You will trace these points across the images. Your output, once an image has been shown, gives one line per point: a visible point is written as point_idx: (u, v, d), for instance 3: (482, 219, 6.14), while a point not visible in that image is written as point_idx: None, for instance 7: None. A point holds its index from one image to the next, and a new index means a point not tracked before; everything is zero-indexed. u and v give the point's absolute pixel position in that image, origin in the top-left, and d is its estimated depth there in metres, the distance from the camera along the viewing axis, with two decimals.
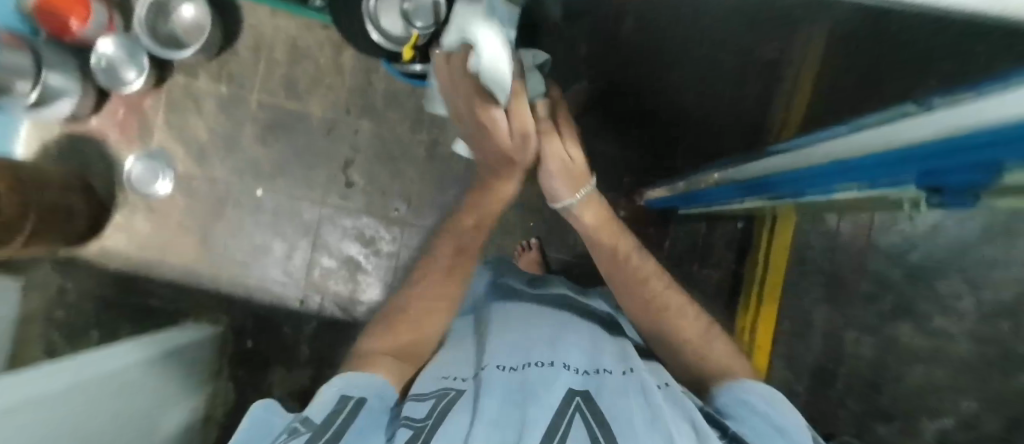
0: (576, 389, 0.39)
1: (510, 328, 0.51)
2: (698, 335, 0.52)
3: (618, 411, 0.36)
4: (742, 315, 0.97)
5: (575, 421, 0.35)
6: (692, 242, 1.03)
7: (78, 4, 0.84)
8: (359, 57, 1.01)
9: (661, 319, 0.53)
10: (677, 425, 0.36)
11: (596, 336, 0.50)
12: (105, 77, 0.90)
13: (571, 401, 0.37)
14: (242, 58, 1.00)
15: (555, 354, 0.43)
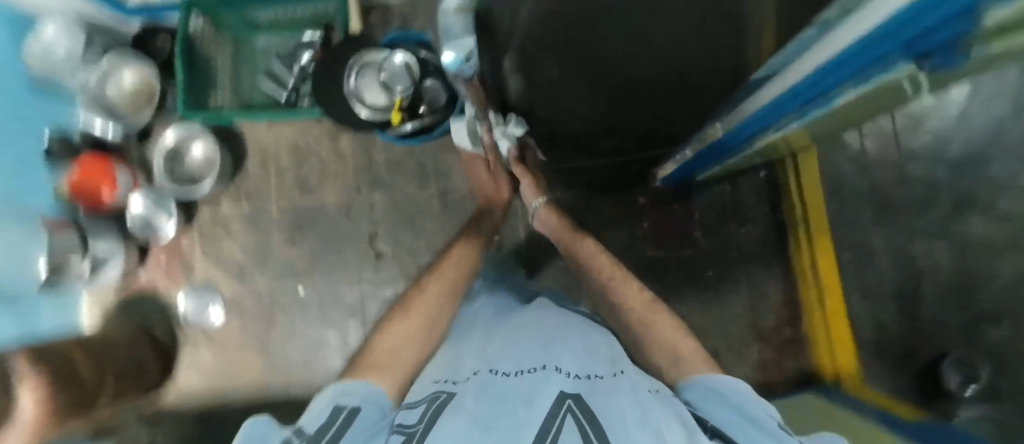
0: (568, 391, 0.36)
1: (509, 331, 0.51)
2: (647, 310, 0.58)
3: (609, 411, 0.33)
4: (799, 255, 0.95)
5: (566, 421, 0.32)
6: (721, 206, 0.99)
7: (105, 176, 0.91)
8: (356, 138, 1.07)
9: (612, 287, 0.62)
10: (670, 425, 0.32)
11: (593, 343, 0.48)
12: (142, 231, 0.98)
13: (562, 404, 0.34)
14: (253, 175, 1.07)
15: (546, 359, 0.42)
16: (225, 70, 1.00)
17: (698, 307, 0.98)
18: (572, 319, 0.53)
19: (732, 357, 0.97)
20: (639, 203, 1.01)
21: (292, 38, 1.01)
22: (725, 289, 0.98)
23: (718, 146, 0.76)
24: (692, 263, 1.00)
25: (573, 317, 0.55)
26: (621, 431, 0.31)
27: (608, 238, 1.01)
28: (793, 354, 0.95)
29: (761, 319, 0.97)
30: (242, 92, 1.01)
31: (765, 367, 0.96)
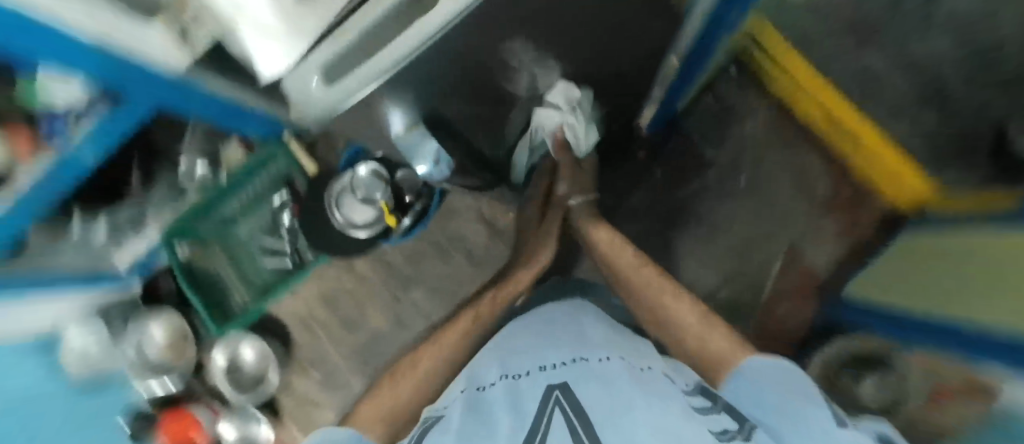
0: (556, 383, 0.35)
1: (501, 342, 0.50)
2: (706, 323, 0.50)
3: (596, 398, 0.31)
4: (811, 120, 0.92)
5: (555, 417, 0.30)
6: (714, 116, 0.98)
7: (191, 425, 0.97)
8: (368, 256, 1.09)
9: (662, 301, 0.55)
10: (672, 403, 0.31)
11: (584, 336, 0.47)
12: None
13: (550, 399, 0.32)
14: (305, 340, 1.10)
15: (529, 362, 0.42)
16: (229, 271, 1.04)
17: (751, 216, 0.96)
18: (580, 321, 0.53)
19: (809, 242, 0.94)
20: (640, 159, 1.00)
21: (263, 211, 1.04)
22: (765, 187, 0.96)
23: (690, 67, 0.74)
24: (721, 181, 0.98)
25: (561, 320, 0.54)
26: (607, 417, 0.29)
27: (632, 203, 1.00)
28: (863, 206, 0.92)
29: (814, 194, 0.94)
30: (253, 280, 1.05)
31: (845, 232, 0.93)
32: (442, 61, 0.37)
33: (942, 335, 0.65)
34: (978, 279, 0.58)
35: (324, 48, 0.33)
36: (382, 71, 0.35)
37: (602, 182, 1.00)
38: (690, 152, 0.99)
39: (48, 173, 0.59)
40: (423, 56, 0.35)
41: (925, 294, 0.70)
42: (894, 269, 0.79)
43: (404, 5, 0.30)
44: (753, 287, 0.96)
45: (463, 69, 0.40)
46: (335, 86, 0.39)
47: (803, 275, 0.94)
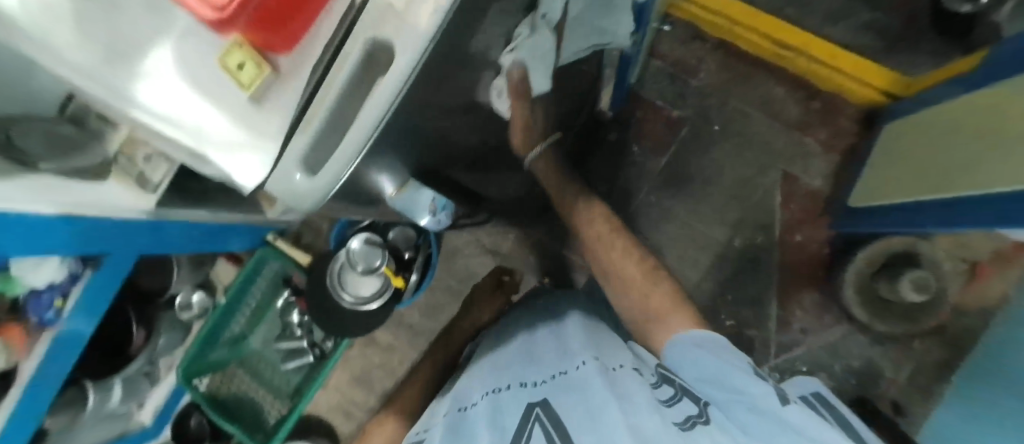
0: (538, 400, 0.46)
1: (496, 358, 0.60)
2: (649, 283, 0.58)
3: (566, 409, 0.43)
4: (757, 51, 0.94)
5: (535, 430, 0.42)
6: (669, 76, 0.99)
7: None
8: (387, 325, 1.07)
9: (615, 272, 0.60)
10: (630, 401, 0.42)
11: (563, 340, 0.57)
12: None
13: (531, 416, 0.44)
14: (352, 428, 1.06)
15: (509, 380, 0.52)
16: (255, 385, 1.02)
17: (737, 158, 0.97)
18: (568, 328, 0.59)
19: (801, 162, 0.95)
20: (613, 138, 1.01)
21: (271, 317, 1.02)
22: (740, 126, 0.96)
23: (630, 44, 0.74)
24: (697, 134, 0.98)
25: (543, 329, 0.63)
26: (584, 428, 0.40)
27: (621, 182, 1.00)
28: (837, 112, 0.93)
29: (789, 116, 0.94)
30: (282, 387, 1.02)
31: (831, 143, 0.93)
32: (410, 145, 0.29)
33: (909, 220, 0.70)
34: (974, 149, 0.60)
35: (296, 146, 0.22)
36: (358, 148, 0.20)
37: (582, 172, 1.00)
38: (658, 118, 1.00)
39: (46, 358, 0.56)
40: (399, 118, 0.22)
41: (908, 181, 0.72)
42: (879, 168, 0.82)
43: (360, 74, 0.20)
44: (764, 224, 0.96)
45: (442, 138, 0.33)
46: (317, 176, 0.21)
47: (806, 197, 0.94)
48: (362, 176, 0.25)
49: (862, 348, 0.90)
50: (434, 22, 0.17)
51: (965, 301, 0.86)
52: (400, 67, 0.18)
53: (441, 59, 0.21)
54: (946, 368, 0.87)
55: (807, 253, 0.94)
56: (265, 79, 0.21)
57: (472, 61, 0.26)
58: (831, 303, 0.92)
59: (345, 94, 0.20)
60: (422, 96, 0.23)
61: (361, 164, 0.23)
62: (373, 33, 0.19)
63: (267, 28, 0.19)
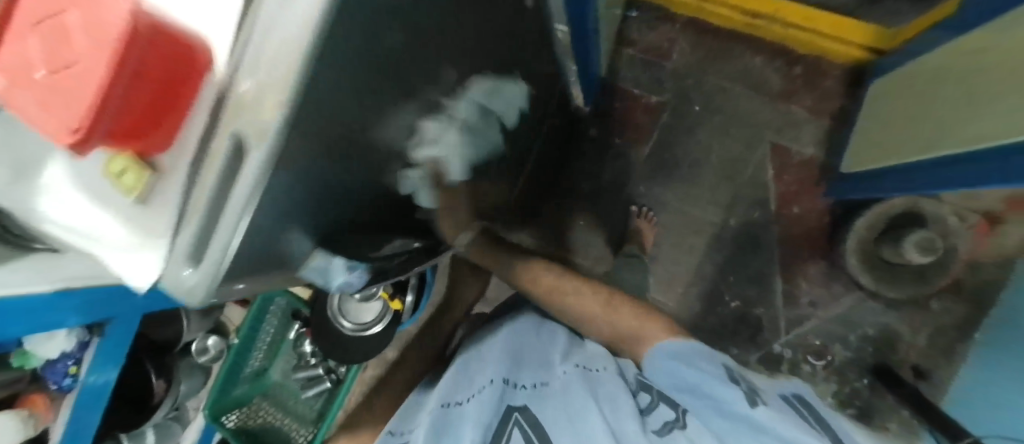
0: (517, 403, 0.51)
1: (479, 351, 0.62)
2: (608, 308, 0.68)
3: (547, 414, 0.48)
4: (729, 23, 0.91)
5: (513, 434, 0.48)
6: (642, 61, 0.96)
7: None
8: (395, 343, 1.10)
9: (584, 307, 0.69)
10: (612, 404, 0.48)
11: (549, 345, 0.61)
12: None
13: (509, 421, 0.49)
14: None
15: (493, 374, 0.55)
16: (281, 414, 1.06)
17: (723, 136, 0.94)
18: (550, 333, 0.65)
19: (790, 131, 0.91)
20: (594, 133, 0.99)
21: (287, 349, 1.06)
22: (722, 103, 0.94)
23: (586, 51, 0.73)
24: (679, 117, 0.96)
25: (528, 323, 0.66)
26: (561, 431, 0.46)
27: (607, 176, 0.99)
28: (822, 75, 0.89)
29: (772, 86, 0.91)
30: (305, 414, 1.05)
31: (819, 108, 0.90)
32: (324, 212, 0.29)
33: (900, 186, 0.67)
34: (959, 102, 0.57)
35: (182, 241, 0.21)
36: (233, 231, 0.20)
37: (567, 170, 0.99)
38: (636, 106, 0.97)
39: (74, 408, 0.60)
40: (280, 197, 0.22)
41: (900, 141, 0.69)
42: (870, 130, 0.78)
43: (224, 166, 0.20)
44: (758, 200, 0.93)
45: (361, 194, 0.34)
46: (201, 266, 0.21)
47: (800, 166, 0.91)
48: (270, 254, 0.25)
49: (875, 314, 0.87)
50: (278, 113, 0.17)
51: (980, 255, 0.82)
52: (255, 161, 0.18)
53: (310, 136, 0.21)
54: (968, 327, 0.83)
55: (808, 223, 0.91)
56: (146, 177, 0.22)
57: (363, 127, 0.27)
58: (839, 272, 0.89)
59: (218, 187, 0.20)
60: (305, 170, 0.23)
61: (252, 245, 0.22)
62: (227, 128, 0.19)
63: (132, 135, 0.20)
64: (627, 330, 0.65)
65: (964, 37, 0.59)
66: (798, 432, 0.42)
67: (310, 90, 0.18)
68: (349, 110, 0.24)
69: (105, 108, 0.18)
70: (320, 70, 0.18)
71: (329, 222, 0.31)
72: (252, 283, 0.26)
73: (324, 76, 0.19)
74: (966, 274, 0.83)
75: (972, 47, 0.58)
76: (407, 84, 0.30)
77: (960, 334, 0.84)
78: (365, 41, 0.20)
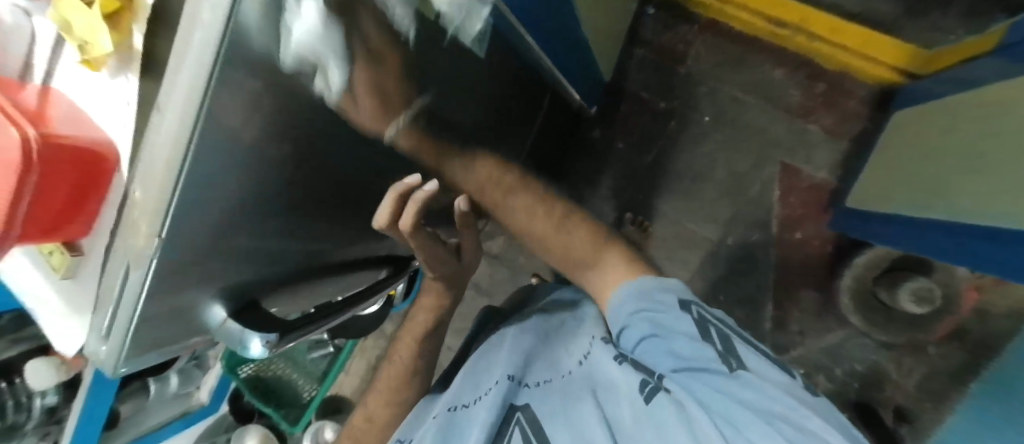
0: (518, 402, 0.44)
1: (487, 345, 0.55)
2: (554, 228, 0.44)
3: (546, 413, 0.41)
4: (749, 29, 0.85)
5: (515, 436, 0.41)
6: (654, 65, 0.92)
7: None
8: (394, 319, 1.18)
9: (530, 230, 0.44)
10: (612, 392, 0.39)
11: (552, 330, 0.54)
12: None
13: (511, 419, 0.42)
14: None
15: (498, 373, 0.47)
16: (292, 370, 1.17)
17: (731, 150, 0.89)
18: (557, 317, 0.56)
19: (804, 152, 0.86)
20: (597, 134, 0.97)
21: None
22: (734, 115, 0.89)
23: (568, 63, 0.71)
24: (686, 126, 0.92)
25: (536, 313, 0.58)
26: (558, 425, 0.40)
27: (608, 179, 0.96)
28: (846, 94, 0.83)
29: (789, 102, 0.86)
30: (312, 371, 1.17)
31: (838, 130, 0.84)
32: (250, 261, 0.33)
33: (910, 228, 0.63)
34: (968, 172, 0.53)
35: (102, 316, 0.26)
36: (132, 311, 0.25)
37: (567, 171, 0.97)
38: (643, 110, 0.94)
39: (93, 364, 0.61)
40: (185, 270, 0.26)
41: (910, 193, 0.64)
42: (883, 165, 0.73)
43: (119, 264, 0.23)
44: (760, 221, 0.89)
45: (287, 248, 0.37)
46: (112, 333, 0.26)
47: (808, 190, 0.86)
48: (186, 312, 0.30)
49: (867, 351, 0.84)
50: (152, 241, 0.21)
51: (990, 302, 0.77)
52: (142, 272, 0.23)
53: (208, 229, 0.25)
54: (961, 373, 0.79)
55: (808, 251, 0.87)
56: (68, 257, 0.28)
57: (280, 188, 0.29)
58: (834, 305, 0.85)
59: (124, 278, 0.24)
60: (211, 246, 0.27)
61: (160, 311, 0.27)
62: (120, 245, 0.23)
63: (47, 232, 0.24)
64: (575, 258, 0.45)
65: (992, 86, 0.53)
66: (788, 399, 0.33)
67: (183, 211, 0.21)
68: (254, 193, 0.27)
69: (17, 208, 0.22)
70: (197, 180, 0.21)
71: (251, 284, 0.35)
72: (172, 341, 0.32)
73: (198, 186, 0.21)
74: (972, 321, 0.78)
75: (999, 97, 0.51)
76: (328, 146, 0.31)
77: (954, 380, 0.80)
78: (245, 150, 0.23)
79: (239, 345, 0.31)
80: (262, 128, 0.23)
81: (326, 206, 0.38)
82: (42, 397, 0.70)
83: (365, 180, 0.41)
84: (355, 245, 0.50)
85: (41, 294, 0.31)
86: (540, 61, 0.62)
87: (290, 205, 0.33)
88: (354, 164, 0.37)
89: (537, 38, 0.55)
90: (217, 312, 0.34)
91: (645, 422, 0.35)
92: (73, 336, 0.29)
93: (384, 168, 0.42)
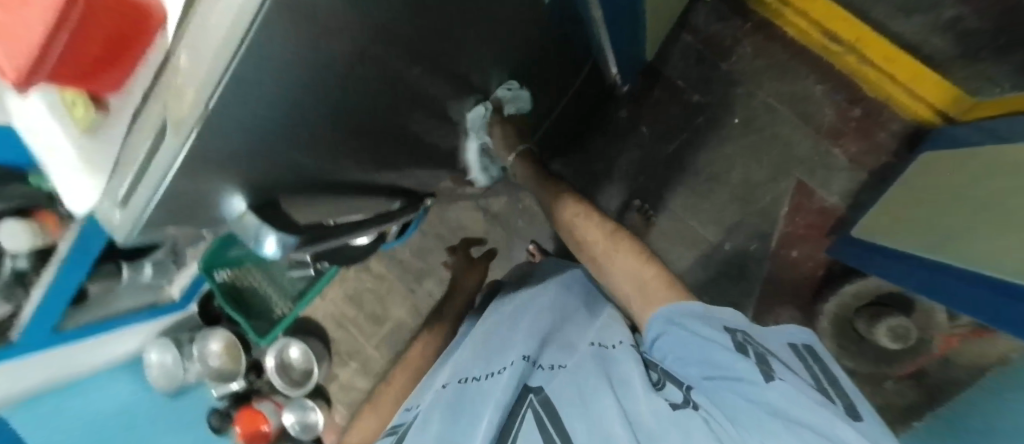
0: (532, 385, 0.44)
1: (506, 327, 0.55)
2: (612, 237, 0.56)
3: (562, 400, 0.41)
4: (806, 38, 0.84)
5: (527, 418, 0.40)
6: (698, 54, 0.90)
7: (257, 418, 1.10)
8: (381, 256, 1.17)
9: (591, 243, 0.57)
10: (627, 390, 0.40)
11: (567, 317, 0.55)
12: (297, 408, 1.16)
13: (525, 401, 0.42)
14: (340, 337, 1.22)
15: (513, 354, 0.47)
16: (266, 282, 1.14)
17: (753, 157, 0.89)
18: (574, 299, 0.58)
19: (822, 174, 0.86)
20: (626, 114, 0.94)
21: None
22: (764, 123, 0.88)
23: (619, 29, 0.67)
24: (714, 124, 0.90)
25: (552, 294, 0.58)
26: (574, 413, 0.39)
27: (625, 162, 0.95)
28: (878, 126, 0.83)
29: (822, 121, 0.85)
30: (287, 289, 1.14)
31: (861, 158, 0.84)
32: (286, 150, 0.30)
33: (931, 284, 0.63)
34: (1004, 226, 0.53)
35: (121, 181, 0.25)
36: (157, 184, 0.22)
37: (587, 147, 0.95)
38: (676, 100, 0.92)
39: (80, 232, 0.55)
40: (223, 149, 0.23)
41: (940, 237, 0.64)
42: (901, 201, 0.73)
43: (155, 131, 0.21)
44: (762, 232, 0.89)
45: (315, 159, 0.35)
46: (128, 205, 0.25)
47: (817, 212, 0.87)
48: (203, 205, 0.28)
49: None
50: (195, 111, 0.18)
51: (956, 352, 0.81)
52: (181, 142, 0.20)
53: (257, 109, 0.22)
54: (911, 411, 0.84)
55: (801, 270, 0.89)
56: (93, 113, 0.27)
57: (340, 84, 0.27)
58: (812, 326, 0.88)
59: (156, 145, 0.21)
60: (251, 135, 0.24)
61: (189, 193, 0.25)
62: (162, 107, 0.20)
63: (77, 80, 0.21)
64: (631, 277, 0.51)
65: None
66: (820, 412, 0.34)
67: (237, 84, 0.18)
68: (306, 82, 0.23)
69: (47, 54, 0.18)
70: (257, 64, 0.18)
71: (277, 187, 0.33)
72: (186, 225, 0.31)
73: (263, 54, 0.18)
74: (933, 365, 0.82)
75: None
76: (382, 76, 0.31)
77: (901, 417, 0.84)
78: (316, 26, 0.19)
79: (253, 239, 0.31)
80: (311, 62, 0.22)
81: (358, 133, 0.37)
82: (13, 260, 0.67)
83: (414, 101, 0.40)
84: (372, 179, 0.49)
85: (49, 140, 0.30)
86: (597, 48, 0.69)
87: (355, 130, 0.36)
88: (387, 106, 0.37)
89: (598, 36, 0.65)
90: (240, 204, 0.30)
91: (668, 424, 0.35)
92: (72, 194, 0.28)
93: (429, 86, 0.39)
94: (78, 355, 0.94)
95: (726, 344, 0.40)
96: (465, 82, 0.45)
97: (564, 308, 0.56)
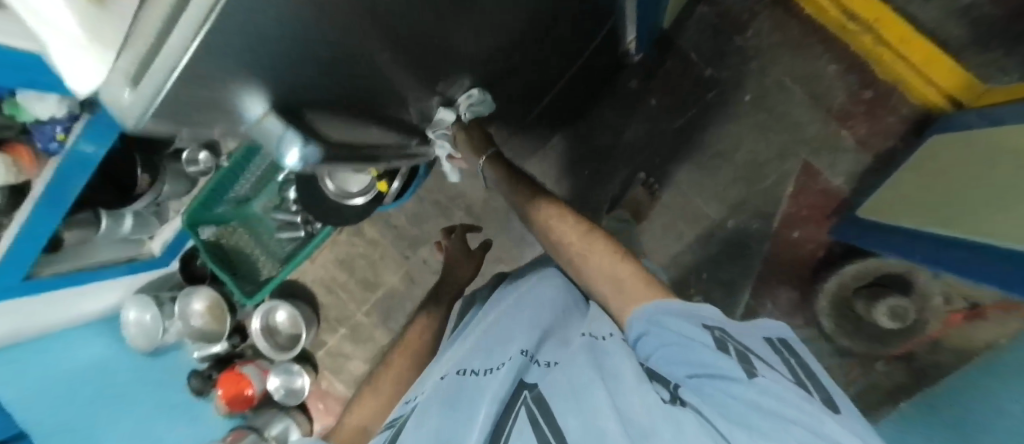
0: (526, 381, 0.39)
1: (500, 321, 0.51)
2: (582, 237, 0.52)
3: (556, 393, 0.36)
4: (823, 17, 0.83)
5: (520, 414, 0.35)
6: (713, 29, 0.88)
7: (239, 380, 1.07)
8: (375, 220, 1.14)
9: (567, 243, 0.53)
10: (625, 382, 0.35)
11: (560, 313, 0.51)
12: (282, 372, 1.12)
13: (519, 397, 0.37)
14: (329, 302, 1.18)
15: (512, 348, 0.43)
16: (253, 243, 1.10)
17: (761, 135, 0.88)
18: (569, 299, 0.55)
19: (829, 155, 0.86)
20: (636, 84, 0.92)
21: (274, 188, 1.07)
22: (775, 101, 0.87)
23: None
24: (724, 99, 0.89)
25: (546, 290, 0.54)
26: (567, 407, 0.34)
27: (631, 134, 0.93)
28: (887, 110, 0.83)
29: (833, 102, 0.85)
30: (276, 251, 1.10)
31: (869, 141, 0.84)
32: (312, 68, 0.26)
33: (936, 265, 0.64)
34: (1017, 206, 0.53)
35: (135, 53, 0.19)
36: (179, 59, 0.16)
37: (591, 115, 0.94)
38: (688, 73, 0.90)
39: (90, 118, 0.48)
40: (253, 21, 0.17)
41: (959, 218, 0.64)
42: (910, 183, 0.73)
43: None
44: (766, 211, 0.89)
45: (348, 88, 0.33)
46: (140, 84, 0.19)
47: (820, 193, 0.87)
48: (220, 94, 0.22)
49: (822, 355, 0.88)
50: None
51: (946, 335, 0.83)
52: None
53: None
54: (898, 393, 0.85)
55: (801, 250, 0.89)
56: None
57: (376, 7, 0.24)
58: (808, 306, 0.88)
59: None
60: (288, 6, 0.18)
61: (219, 69, 0.19)
62: None
63: None
64: (609, 278, 0.47)
65: None
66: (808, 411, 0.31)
67: None
68: None
69: None
70: None
71: (305, 97, 0.30)
72: (201, 129, 0.27)
73: None
74: (923, 349, 0.84)
75: None
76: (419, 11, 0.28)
77: (889, 399, 0.86)
78: None
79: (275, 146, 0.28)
80: None
81: (365, 83, 0.34)
82: None
83: (445, 44, 0.37)
84: (393, 116, 0.46)
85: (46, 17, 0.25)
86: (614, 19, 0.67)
87: (349, 86, 0.33)
88: (401, 61, 0.34)
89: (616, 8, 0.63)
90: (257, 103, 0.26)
91: (663, 416, 0.31)
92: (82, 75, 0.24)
93: (455, 26, 0.35)
94: (51, 305, 0.88)
95: (711, 342, 0.37)
96: (505, 24, 0.42)
97: (551, 309, 0.51)
